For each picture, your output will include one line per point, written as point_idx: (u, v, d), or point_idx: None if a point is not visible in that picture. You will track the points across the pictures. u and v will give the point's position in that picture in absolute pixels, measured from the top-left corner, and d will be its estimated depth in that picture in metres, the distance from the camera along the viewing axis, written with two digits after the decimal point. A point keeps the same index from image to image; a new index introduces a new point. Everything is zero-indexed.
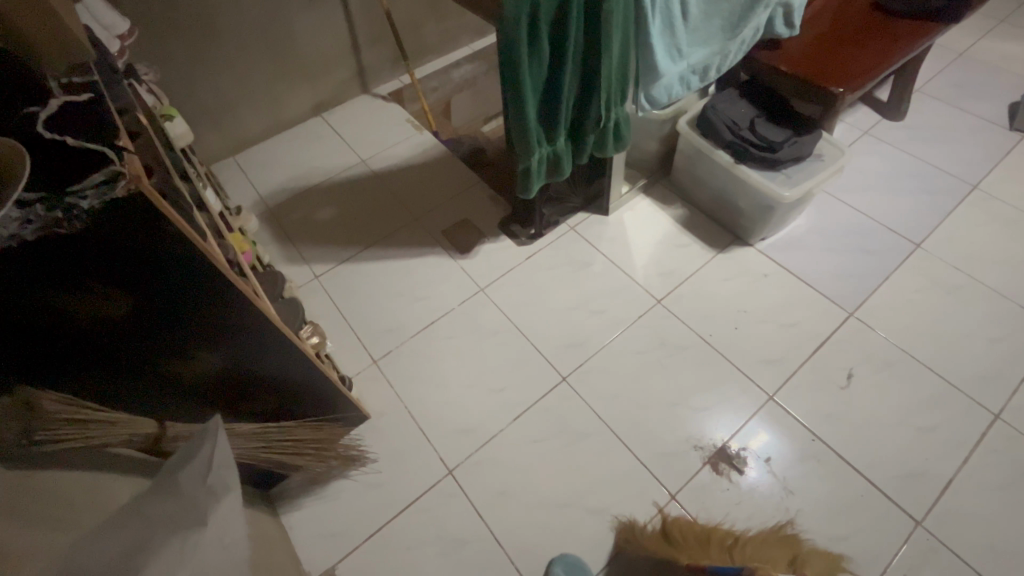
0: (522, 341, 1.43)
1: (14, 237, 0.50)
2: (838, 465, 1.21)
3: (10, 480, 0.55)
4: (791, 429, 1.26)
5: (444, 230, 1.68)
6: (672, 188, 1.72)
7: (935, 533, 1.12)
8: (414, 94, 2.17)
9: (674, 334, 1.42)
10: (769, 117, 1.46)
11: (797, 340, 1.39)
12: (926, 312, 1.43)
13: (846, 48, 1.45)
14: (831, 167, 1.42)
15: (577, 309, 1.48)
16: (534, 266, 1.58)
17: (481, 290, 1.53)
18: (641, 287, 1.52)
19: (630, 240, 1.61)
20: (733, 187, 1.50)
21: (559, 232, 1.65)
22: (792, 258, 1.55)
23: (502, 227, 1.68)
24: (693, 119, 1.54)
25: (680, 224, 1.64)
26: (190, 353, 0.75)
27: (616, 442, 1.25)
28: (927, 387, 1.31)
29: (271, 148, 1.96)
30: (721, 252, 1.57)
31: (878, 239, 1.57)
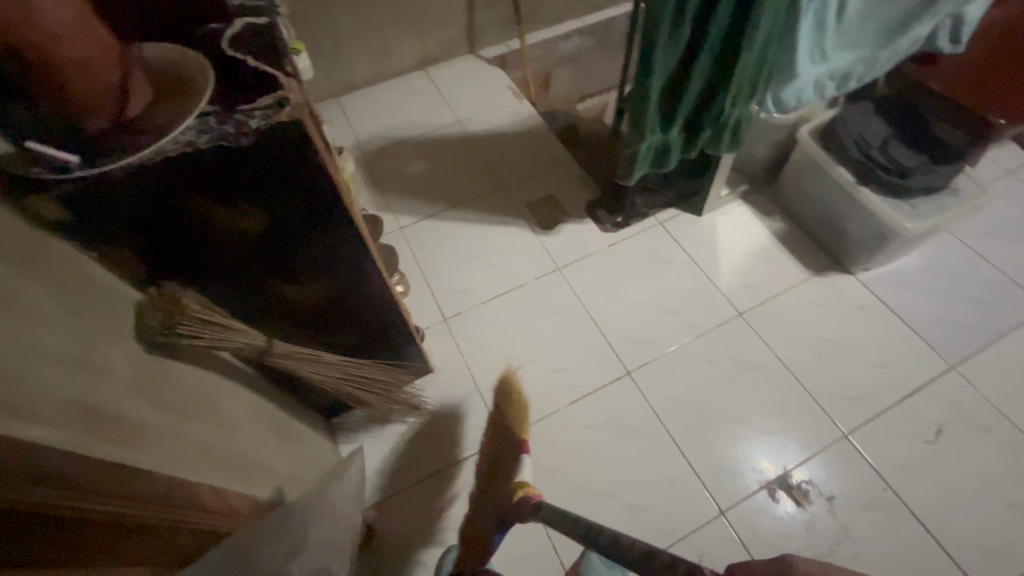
0: (589, 327, 1.41)
1: (189, 144, 0.53)
2: (907, 521, 1.13)
3: (146, 364, 0.61)
4: (862, 473, 1.19)
5: (529, 202, 1.67)
6: (774, 199, 1.62)
7: None
8: (518, 61, 2.14)
9: (751, 350, 1.36)
10: (905, 139, 1.33)
11: (885, 383, 1.30)
12: None
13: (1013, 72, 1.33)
14: (966, 205, 1.30)
15: (653, 306, 1.45)
16: (615, 255, 1.55)
17: (558, 268, 1.52)
18: (724, 295, 1.46)
19: (720, 245, 1.55)
20: (846, 209, 1.40)
21: (646, 224, 1.60)
22: (896, 295, 1.44)
23: (587, 210, 1.65)
24: (816, 129, 1.44)
25: (776, 238, 1.55)
26: (302, 280, 0.78)
27: (671, 446, 1.23)
28: None
29: (374, 95, 2.01)
30: (817, 274, 1.48)
31: (998, 293, 1.43)
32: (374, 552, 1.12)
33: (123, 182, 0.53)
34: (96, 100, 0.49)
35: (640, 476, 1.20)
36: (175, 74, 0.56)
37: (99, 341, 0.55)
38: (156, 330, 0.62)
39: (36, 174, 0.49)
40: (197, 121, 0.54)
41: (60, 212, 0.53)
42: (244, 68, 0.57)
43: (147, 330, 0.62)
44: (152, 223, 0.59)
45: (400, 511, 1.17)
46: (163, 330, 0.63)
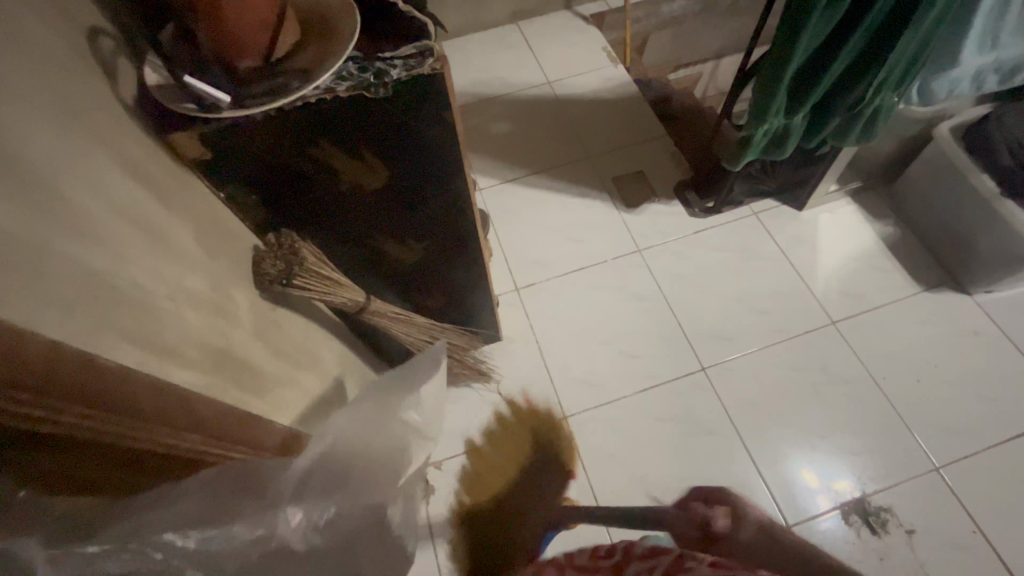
0: (666, 315, 1.36)
1: (329, 91, 0.51)
2: (995, 568, 1.05)
3: (261, 313, 0.61)
4: (952, 511, 1.10)
5: (615, 176, 1.59)
6: (889, 201, 1.47)
7: None
8: (616, 21, 2.00)
9: (841, 363, 1.26)
10: None
11: (992, 418, 1.18)
12: None
13: None
14: None
15: (737, 302, 1.36)
16: (702, 243, 1.46)
17: (638, 250, 1.46)
18: (818, 300, 1.35)
19: (821, 246, 1.42)
20: (979, 223, 1.25)
21: (739, 214, 1.50)
22: (1017, 323, 1.29)
23: (676, 191, 1.55)
24: (957, 128, 1.27)
25: (886, 245, 1.41)
26: (404, 238, 0.77)
27: (741, 451, 1.18)
28: None
29: (463, 47, 1.94)
30: (927, 290, 1.34)
31: None
32: (432, 507, 1.15)
33: (262, 124, 0.51)
34: (250, 37, 0.47)
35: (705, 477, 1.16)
36: (322, 16, 0.53)
37: (228, 285, 0.55)
38: (275, 278, 0.62)
39: (187, 111, 0.49)
40: (337, 66, 0.51)
41: (200, 150, 0.52)
42: (387, 11, 0.54)
43: (268, 278, 0.62)
44: (278, 168, 0.58)
45: (459, 473, 1.19)
46: (281, 280, 0.63)
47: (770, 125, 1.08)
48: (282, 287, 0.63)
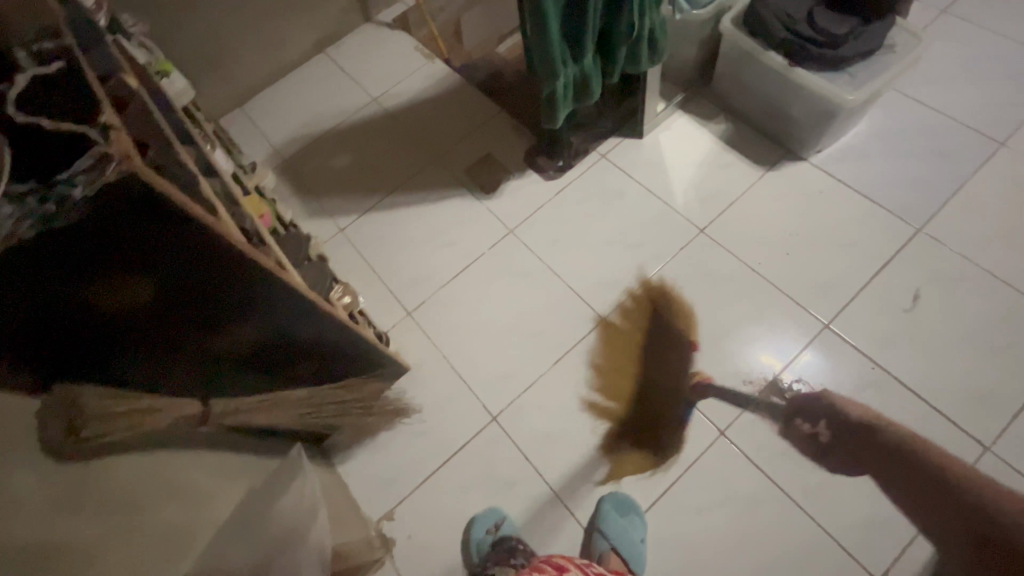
0: (557, 284, 1.38)
1: (12, 237, 0.47)
2: (899, 391, 1.15)
3: (66, 480, 0.58)
4: (849, 357, 1.19)
5: (468, 170, 1.59)
6: (714, 101, 1.55)
7: (1002, 455, 1.08)
8: (422, 18, 1.96)
9: (718, 265, 1.33)
10: (829, 5, 1.25)
11: (858, 262, 1.28)
12: (1004, 220, 1.28)
13: None
14: (904, 59, 1.24)
15: (614, 244, 1.40)
16: (565, 202, 1.48)
17: (511, 230, 1.47)
18: (682, 215, 1.41)
19: (669, 164, 1.49)
20: (785, 95, 1.34)
21: (589, 161, 1.53)
22: (851, 170, 1.39)
23: (528, 161, 1.57)
24: (737, 16, 1.35)
25: (724, 142, 1.49)
26: (227, 329, 0.72)
27: (662, 382, 1.23)
28: (1000, 303, 1.20)
29: (278, 94, 1.85)
30: (770, 169, 1.43)
31: (954, 139, 1.39)
32: (400, 560, 1.13)
33: None
34: None
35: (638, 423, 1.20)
36: None
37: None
38: (63, 442, 0.59)
39: None
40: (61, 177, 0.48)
41: None
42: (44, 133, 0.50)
43: (55, 444, 0.59)
44: (12, 323, 0.53)
45: (413, 514, 1.17)
46: (70, 439, 0.60)
47: (566, 76, 1.10)
48: (80, 442, 0.60)
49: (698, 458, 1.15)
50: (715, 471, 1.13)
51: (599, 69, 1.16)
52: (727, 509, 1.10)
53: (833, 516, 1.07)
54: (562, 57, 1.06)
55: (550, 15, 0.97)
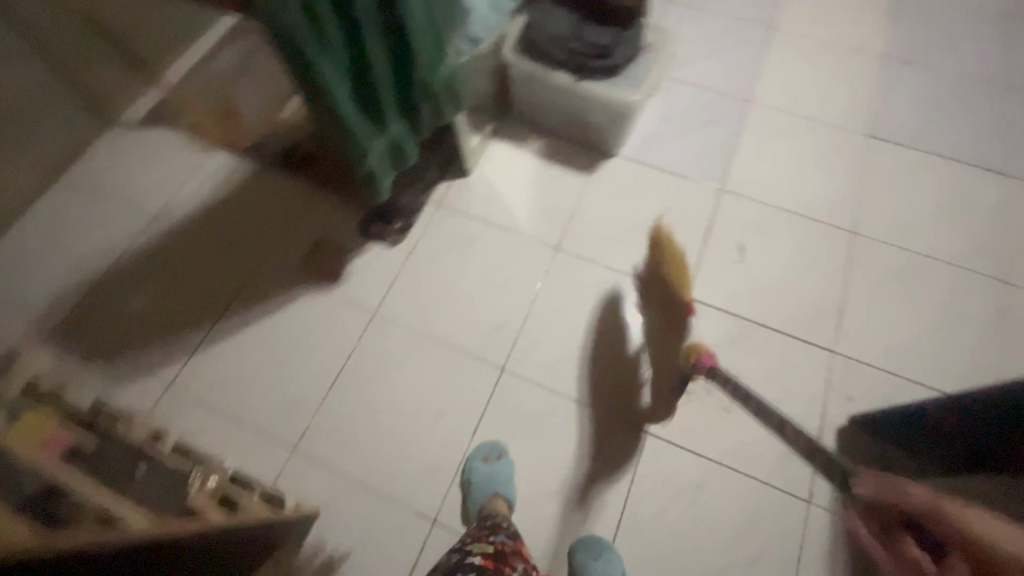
0: (445, 351, 1.31)
1: None
2: (758, 333, 1.33)
3: None
4: (713, 319, 1.34)
5: (304, 262, 1.42)
6: (522, 122, 1.60)
7: (843, 353, 1.31)
8: (176, 102, 1.61)
9: (582, 276, 1.39)
10: (591, 21, 1.35)
11: (689, 234, 1.44)
12: (775, 162, 1.54)
13: None
14: (664, 54, 1.40)
15: (483, 291, 1.38)
16: (421, 264, 1.41)
17: (376, 312, 1.36)
18: (534, 240, 1.44)
19: (504, 195, 1.50)
20: (583, 106, 1.43)
21: (428, 214, 1.48)
22: (655, 154, 1.56)
23: (365, 232, 1.44)
24: (517, 45, 1.40)
25: (545, 159, 1.55)
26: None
27: (579, 408, 1.25)
28: (798, 231, 1.44)
29: (16, 245, 1.44)
30: (592, 172, 1.53)
31: (718, 104, 1.62)
32: None
33: None
34: None
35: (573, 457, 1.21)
36: None
37: None
38: None
39: None
40: None
41: None
42: None
43: None
44: None
45: None
46: None
47: (377, 150, 1.05)
48: None
49: (635, 466, 1.19)
50: (653, 470, 1.19)
51: (408, 134, 1.12)
52: (674, 500, 1.17)
53: (757, 463, 1.20)
54: (365, 135, 1.01)
55: (340, 100, 0.92)
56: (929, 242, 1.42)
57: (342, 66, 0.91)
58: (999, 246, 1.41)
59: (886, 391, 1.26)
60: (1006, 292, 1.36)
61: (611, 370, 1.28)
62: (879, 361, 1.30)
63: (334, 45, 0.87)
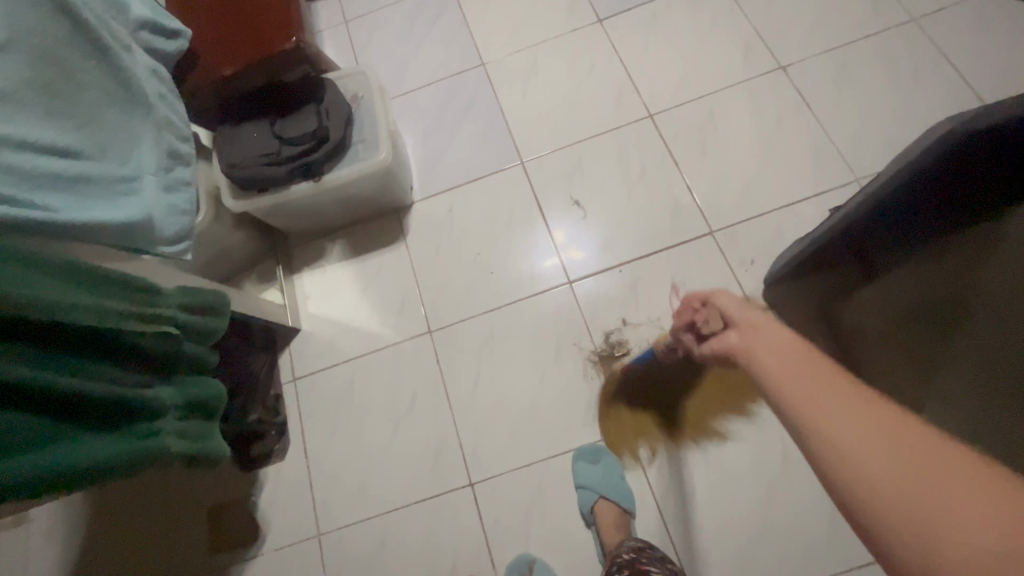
0: (409, 512, 1.16)
1: None
2: (646, 262, 1.27)
3: None
4: (603, 282, 1.27)
5: (212, 549, 1.18)
6: (306, 240, 1.41)
7: (724, 224, 1.27)
8: None
9: (470, 339, 1.27)
10: (281, 117, 1.16)
11: (527, 223, 1.35)
12: (546, 102, 1.45)
13: (249, 17, 1.11)
14: (374, 91, 1.25)
15: (399, 427, 1.23)
16: (323, 452, 1.24)
17: (317, 534, 1.17)
18: (405, 340, 1.30)
19: (345, 321, 1.34)
20: (343, 193, 1.27)
21: (293, 398, 1.29)
22: (444, 175, 1.43)
23: (249, 467, 1.24)
24: (234, 189, 1.19)
25: (354, 258, 1.39)
26: None
27: (560, 459, 1.15)
28: (609, 149, 1.38)
29: None
30: (405, 236, 1.39)
31: (461, 88, 1.51)
32: None
33: None
34: None
35: (577, 489, 1.11)
36: None
37: None
38: None
39: None
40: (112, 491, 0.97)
41: None
42: None
43: None
44: None
45: None
46: None
47: (177, 432, 0.84)
48: None
49: (644, 469, 1.13)
50: (657, 458, 1.13)
51: (192, 378, 0.90)
52: (694, 470, 1.11)
53: (731, 377, 1.16)
54: (153, 440, 0.79)
55: (109, 457, 0.71)
56: (711, 76, 1.40)
57: (59, 433, 0.68)
58: (762, 38, 1.42)
59: (777, 231, 1.25)
60: (796, 72, 1.37)
61: (559, 400, 1.20)
62: (755, 206, 1.27)
63: (23, 432, 0.63)
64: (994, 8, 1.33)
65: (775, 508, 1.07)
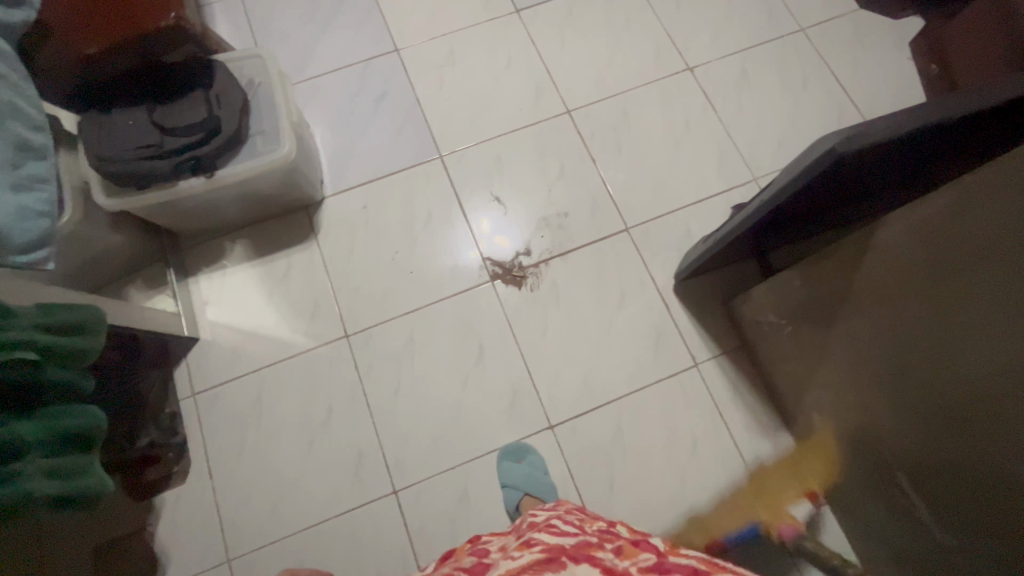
0: (330, 527, 1.12)
1: None
2: (566, 259, 1.29)
3: None
4: (524, 280, 1.27)
5: None
6: (201, 240, 1.28)
7: (639, 221, 1.32)
8: None
9: (390, 342, 1.23)
10: (162, 104, 1.03)
11: (446, 220, 1.32)
12: (464, 93, 1.41)
13: None
14: (273, 77, 1.14)
15: (316, 438, 1.17)
16: (230, 471, 1.14)
17: (227, 560, 1.09)
18: (319, 346, 1.22)
19: (251, 328, 1.23)
20: (242, 189, 1.15)
21: (192, 415, 1.18)
22: (357, 169, 1.35)
23: (143, 494, 1.12)
24: (107, 185, 1.04)
25: (258, 259, 1.28)
26: None
27: (485, 459, 1.16)
28: (529, 145, 1.37)
29: None
30: (315, 234, 1.30)
31: (372, 75, 1.42)
32: None
33: None
34: None
35: (502, 488, 1.12)
36: None
37: None
38: None
39: None
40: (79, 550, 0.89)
41: None
42: None
43: None
44: None
45: None
46: None
47: (42, 472, 0.72)
48: None
49: (566, 462, 1.16)
50: (579, 452, 1.17)
51: (63, 407, 0.76)
52: (613, 461, 1.16)
53: (646, 369, 1.22)
54: (8, 487, 0.67)
55: None
56: (625, 75, 1.43)
57: None
58: (672, 39, 1.47)
59: (686, 229, 1.31)
60: (702, 74, 1.43)
61: (483, 400, 1.19)
62: (666, 203, 1.33)
63: None
64: (867, 23, 1.48)
65: (685, 490, 1.15)
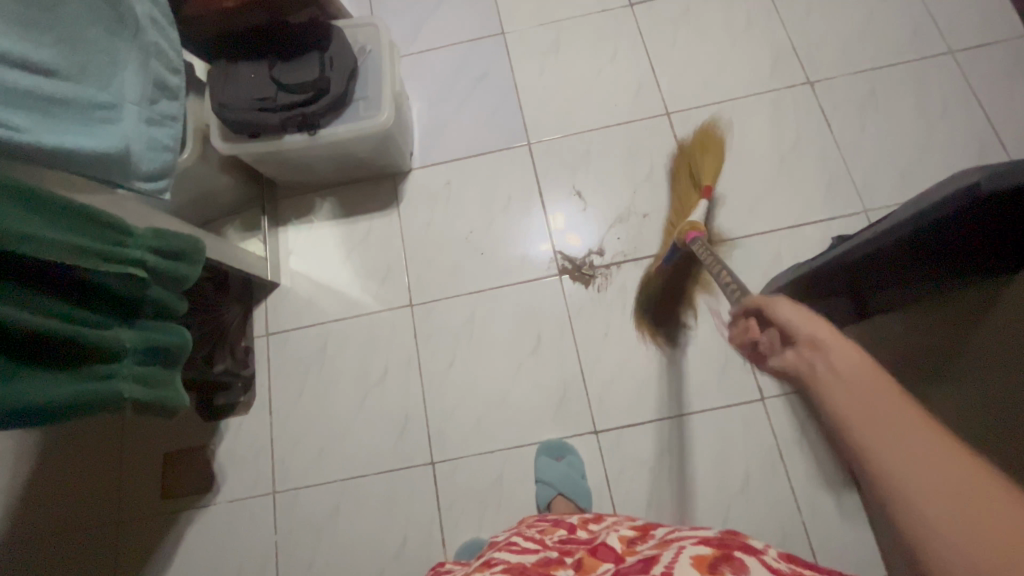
0: (367, 482, 1.16)
1: None
2: (639, 264, 1.24)
3: None
4: (592, 279, 1.24)
5: (166, 491, 1.17)
6: (296, 192, 1.37)
7: (724, 236, 1.24)
8: None
9: (451, 318, 1.25)
10: (282, 61, 1.10)
11: (524, 207, 1.31)
12: (562, 83, 1.39)
13: None
14: (383, 47, 1.18)
15: (368, 396, 1.21)
16: (288, 411, 1.22)
17: (272, 492, 1.17)
18: (385, 310, 1.27)
19: (326, 282, 1.30)
20: (339, 150, 1.21)
21: (263, 352, 1.26)
22: (446, 146, 1.37)
23: (212, 415, 1.22)
24: (224, 131, 1.13)
25: (342, 218, 1.34)
26: None
27: (524, 449, 1.15)
28: (619, 142, 1.33)
29: None
30: (398, 202, 1.34)
31: (476, 56, 1.43)
32: None
33: None
34: None
35: (537, 482, 1.11)
36: None
37: None
38: None
39: None
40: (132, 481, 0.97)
41: None
42: None
43: None
44: None
45: None
46: None
47: (134, 378, 0.80)
48: None
49: (605, 469, 1.13)
50: (620, 463, 1.13)
51: (155, 324, 0.84)
52: (655, 479, 1.11)
53: (706, 392, 1.15)
54: (110, 384, 0.76)
55: (61, 396, 0.69)
56: (736, 81, 1.35)
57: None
58: (796, 48, 1.36)
59: (776, 253, 1.22)
60: (823, 90, 1.32)
61: (532, 390, 1.18)
62: (758, 222, 1.24)
63: None
64: None
65: (729, 526, 1.08)
